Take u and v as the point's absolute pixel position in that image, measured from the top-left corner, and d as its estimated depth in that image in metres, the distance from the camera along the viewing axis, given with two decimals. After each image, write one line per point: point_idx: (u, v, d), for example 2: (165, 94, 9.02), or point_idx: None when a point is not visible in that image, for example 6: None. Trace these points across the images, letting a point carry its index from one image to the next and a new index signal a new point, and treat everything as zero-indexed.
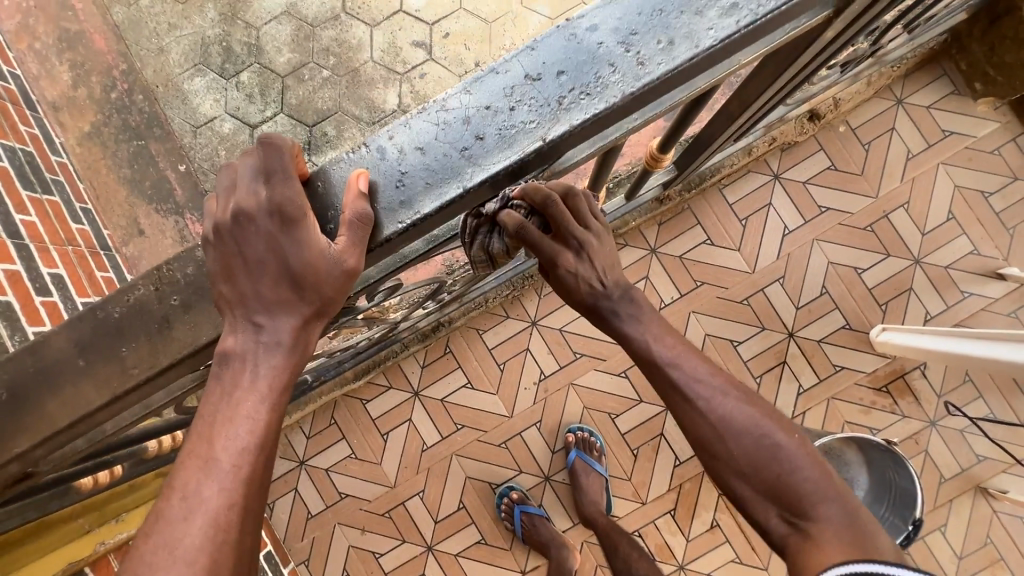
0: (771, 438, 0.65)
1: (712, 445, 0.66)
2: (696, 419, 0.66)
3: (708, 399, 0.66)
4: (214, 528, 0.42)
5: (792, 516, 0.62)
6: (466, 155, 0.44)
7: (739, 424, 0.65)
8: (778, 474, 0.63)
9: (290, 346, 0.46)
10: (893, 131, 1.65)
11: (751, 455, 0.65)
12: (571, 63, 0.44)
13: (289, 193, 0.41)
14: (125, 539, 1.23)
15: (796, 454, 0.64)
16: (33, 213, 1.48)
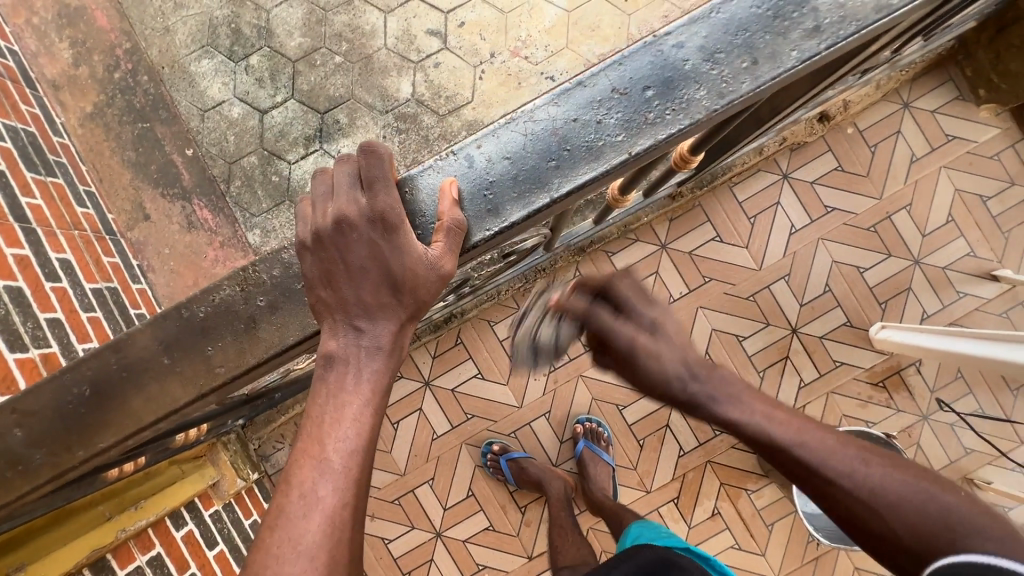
0: (942, 504, 0.55)
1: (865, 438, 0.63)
2: None
3: (850, 469, 0.58)
4: (331, 527, 0.45)
5: None
6: (553, 166, 0.45)
7: (884, 483, 0.57)
8: (946, 548, 0.53)
9: (390, 351, 0.47)
10: (899, 134, 1.69)
11: (905, 521, 0.56)
12: (657, 79, 0.45)
13: (390, 200, 0.44)
14: (144, 526, 1.23)
15: None
16: (38, 196, 1.45)
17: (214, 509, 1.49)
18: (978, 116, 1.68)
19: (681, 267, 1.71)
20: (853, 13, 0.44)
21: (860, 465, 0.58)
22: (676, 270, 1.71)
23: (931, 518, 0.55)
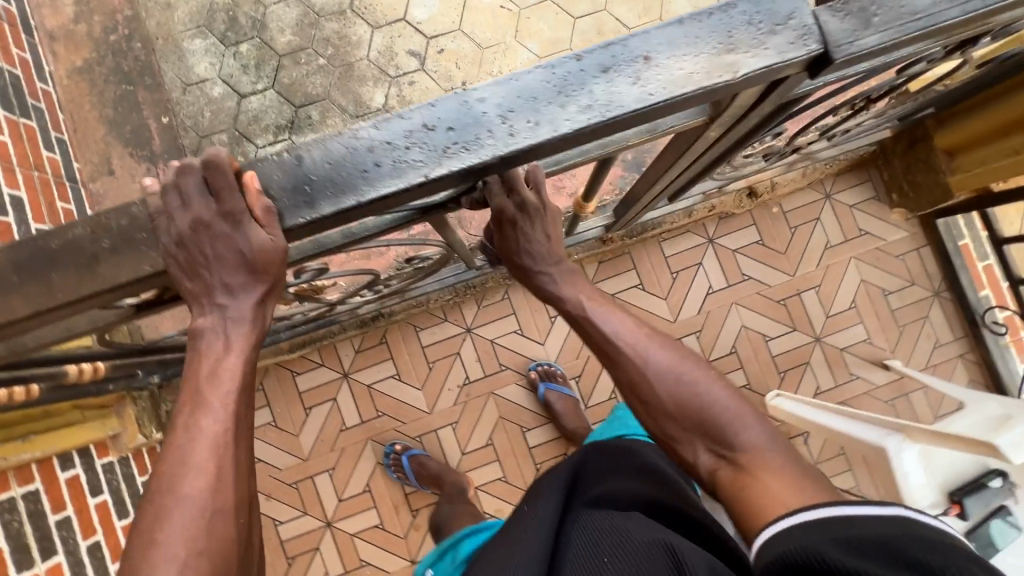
0: (706, 387, 0.77)
1: (640, 386, 0.79)
2: (630, 367, 0.80)
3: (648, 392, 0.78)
4: (216, 445, 0.65)
5: (717, 447, 0.74)
6: (363, 176, 0.55)
7: (672, 375, 0.78)
8: (708, 418, 0.75)
9: (251, 319, 0.69)
10: (818, 222, 1.84)
11: (678, 400, 0.77)
12: (459, 122, 0.55)
13: (237, 203, 0.59)
14: (27, 459, 1.29)
15: (715, 389, 0.77)
16: (6, 133, 1.55)
17: (109, 459, 1.54)
18: (890, 218, 1.84)
19: None
20: (619, 100, 0.56)
21: (662, 359, 0.79)
22: None
23: (699, 400, 0.76)
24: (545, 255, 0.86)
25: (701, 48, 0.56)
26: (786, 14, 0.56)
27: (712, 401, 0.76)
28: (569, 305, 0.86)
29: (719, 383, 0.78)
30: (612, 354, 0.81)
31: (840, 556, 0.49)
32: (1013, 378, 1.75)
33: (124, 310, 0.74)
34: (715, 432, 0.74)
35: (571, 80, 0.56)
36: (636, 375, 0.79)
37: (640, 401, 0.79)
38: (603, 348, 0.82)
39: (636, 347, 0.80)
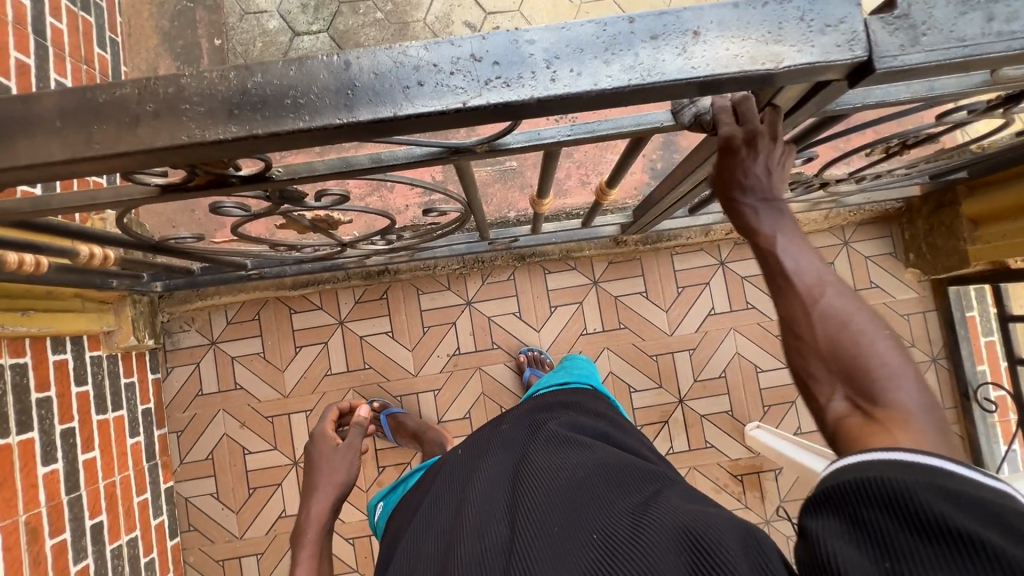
0: (884, 342, 0.64)
1: (797, 325, 0.67)
2: (791, 299, 0.68)
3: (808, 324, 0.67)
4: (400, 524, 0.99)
5: (860, 399, 0.62)
6: (405, 92, 0.58)
7: (841, 321, 0.65)
8: (869, 373, 0.62)
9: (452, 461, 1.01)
10: (831, 266, 1.85)
11: (837, 343, 0.65)
12: (505, 59, 0.57)
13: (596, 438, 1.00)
14: (21, 332, 1.30)
15: (881, 344, 0.64)
16: (64, 22, 1.62)
17: (99, 354, 1.58)
18: (903, 276, 1.84)
19: (603, 307, 1.84)
20: (662, 68, 0.58)
21: (837, 303, 0.66)
22: (599, 309, 1.84)
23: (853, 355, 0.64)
24: (759, 188, 0.73)
25: (751, 34, 0.58)
26: (839, 17, 0.57)
27: (879, 360, 0.63)
28: (757, 234, 0.72)
29: (888, 340, 0.64)
30: (781, 283, 0.69)
31: (933, 500, 0.45)
32: (994, 457, 1.75)
33: (150, 189, 0.77)
34: (863, 378, 0.63)
35: (619, 41, 0.58)
36: (797, 309, 0.68)
37: (797, 341, 0.68)
38: (774, 280, 0.71)
39: (810, 283, 0.68)
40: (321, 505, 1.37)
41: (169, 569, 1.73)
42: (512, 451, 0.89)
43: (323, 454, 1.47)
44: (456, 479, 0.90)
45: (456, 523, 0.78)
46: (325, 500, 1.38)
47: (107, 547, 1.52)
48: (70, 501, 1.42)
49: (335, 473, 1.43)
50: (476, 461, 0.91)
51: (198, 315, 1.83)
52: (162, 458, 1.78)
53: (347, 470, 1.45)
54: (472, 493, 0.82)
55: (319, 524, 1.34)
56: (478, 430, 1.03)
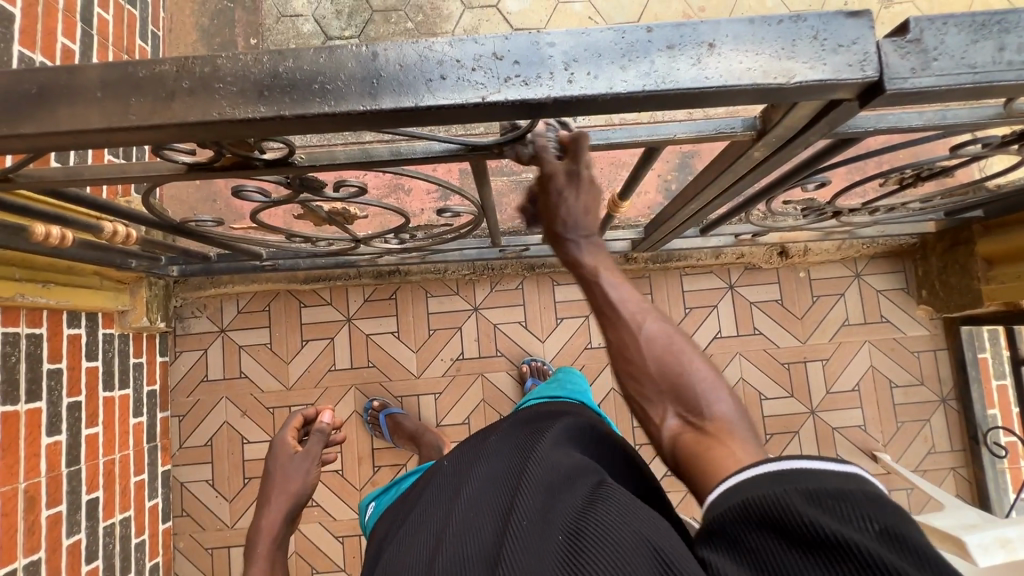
0: (691, 357, 0.83)
1: (628, 352, 0.84)
2: (624, 333, 0.84)
3: (636, 351, 0.84)
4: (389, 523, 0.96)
5: (686, 413, 0.79)
6: (427, 84, 0.60)
7: (659, 344, 0.83)
8: (685, 386, 0.81)
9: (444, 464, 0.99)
10: (842, 297, 1.84)
11: (663, 365, 0.83)
12: (525, 59, 0.60)
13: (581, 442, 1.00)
14: (39, 303, 1.34)
15: (700, 371, 0.82)
16: (111, 14, 1.71)
17: (112, 332, 1.62)
18: (914, 312, 1.83)
19: None
20: (677, 76, 0.60)
21: (650, 331, 0.84)
22: None
23: (668, 373, 0.82)
24: (580, 226, 0.82)
25: (764, 49, 0.59)
26: (852, 39, 0.59)
27: (696, 379, 0.81)
28: (584, 267, 0.85)
29: (702, 362, 0.84)
30: (612, 318, 0.85)
31: (799, 506, 0.48)
32: (1001, 503, 1.71)
33: (178, 167, 0.80)
34: (689, 398, 0.80)
35: (636, 48, 0.60)
36: (627, 339, 0.84)
37: (633, 366, 0.84)
38: (605, 310, 0.86)
39: (634, 313, 0.84)
40: (272, 517, 1.27)
41: (159, 552, 1.74)
42: (493, 458, 0.87)
43: (279, 465, 1.34)
44: (442, 490, 0.86)
45: (440, 532, 0.74)
46: (277, 512, 1.28)
47: (101, 524, 1.54)
48: (69, 474, 1.44)
49: (289, 483, 1.31)
50: (466, 469, 0.89)
51: (210, 302, 1.87)
52: (162, 441, 1.80)
53: (304, 478, 1.32)
54: (455, 503, 0.79)
55: (270, 533, 1.25)
56: (462, 445, 1.01)
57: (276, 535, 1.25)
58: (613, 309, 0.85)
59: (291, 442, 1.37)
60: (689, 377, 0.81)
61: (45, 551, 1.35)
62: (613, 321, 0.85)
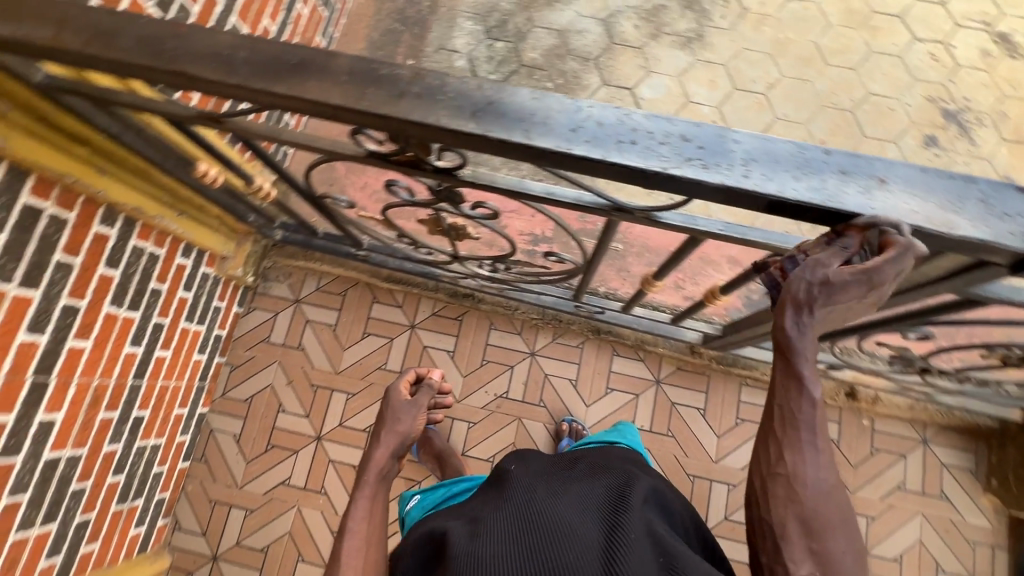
0: (850, 523, 0.70)
1: (799, 476, 0.70)
2: (801, 448, 0.70)
3: (805, 476, 0.70)
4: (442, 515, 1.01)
5: None
6: (618, 144, 0.68)
7: (829, 495, 0.70)
8: (835, 559, 0.69)
9: (521, 458, 1.10)
10: (903, 458, 1.75)
11: (824, 510, 0.69)
12: (709, 147, 0.67)
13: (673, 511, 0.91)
14: (170, 230, 1.50)
15: (848, 545, 0.69)
16: (307, 10, 1.97)
17: (210, 271, 1.74)
18: (978, 499, 1.71)
19: (657, 407, 1.83)
20: (844, 199, 0.65)
21: (825, 478, 0.70)
22: (652, 407, 1.83)
23: (820, 540, 0.69)
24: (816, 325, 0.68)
25: (931, 197, 0.64)
26: (1017, 211, 0.63)
27: (846, 561, 0.69)
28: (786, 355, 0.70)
29: (855, 540, 0.70)
30: (790, 435, 0.71)
31: None
32: None
33: (360, 150, 0.91)
34: (832, 574, 0.68)
35: (811, 164, 0.66)
36: (792, 453, 0.70)
37: (783, 502, 0.70)
38: (785, 414, 0.71)
39: (814, 444, 0.70)
40: (382, 452, 1.22)
41: (169, 488, 1.78)
42: (583, 478, 0.96)
43: (392, 408, 1.34)
44: (515, 484, 0.97)
45: (537, 522, 0.84)
46: (388, 446, 1.24)
47: (136, 442, 1.58)
48: (132, 386, 1.51)
49: (398, 424, 1.30)
50: (555, 475, 0.99)
51: (295, 272, 1.99)
52: (209, 383, 1.88)
53: (413, 422, 1.32)
54: (536, 502, 0.89)
55: (381, 467, 1.19)
56: (530, 454, 1.11)
57: (384, 471, 1.19)
58: (793, 427, 0.70)
59: (403, 390, 1.40)
60: (842, 545, 0.69)
61: (87, 450, 1.40)
62: (789, 436, 0.71)
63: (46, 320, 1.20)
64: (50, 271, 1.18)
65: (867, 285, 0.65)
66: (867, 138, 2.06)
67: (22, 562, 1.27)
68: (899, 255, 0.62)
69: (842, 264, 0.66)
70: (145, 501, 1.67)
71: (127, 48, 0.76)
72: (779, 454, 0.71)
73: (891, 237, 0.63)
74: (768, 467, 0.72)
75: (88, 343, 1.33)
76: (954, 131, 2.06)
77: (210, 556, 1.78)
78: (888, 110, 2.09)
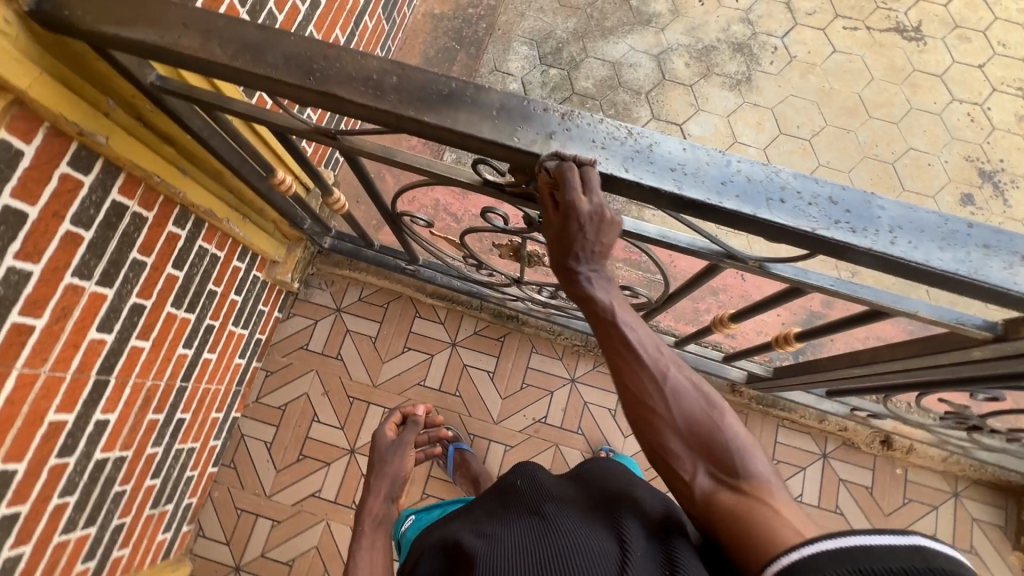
0: (703, 394, 0.81)
1: (649, 399, 0.80)
2: (638, 371, 0.80)
3: (653, 385, 0.80)
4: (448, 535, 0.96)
5: (722, 472, 0.77)
6: (768, 202, 0.69)
7: (683, 389, 0.81)
8: (714, 438, 0.79)
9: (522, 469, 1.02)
10: (934, 510, 1.77)
11: (690, 416, 0.80)
12: (856, 211, 0.69)
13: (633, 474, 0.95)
14: (232, 233, 1.48)
15: (726, 426, 0.80)
16: (372, 23, 1.99)
17: (259, 275, 1.73)
18: (1006, 556, 1.73)
19: None
20: (988, 273, 0.67)
21: (671, 378, 0.81)
22: None
23: (694, 431, 0.79)
24: (589, 259, 0.78)
25: None
26: None
27: (729, 437, 0.79)
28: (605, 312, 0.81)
29: (730, 415, 0.81)
30: (627, 364, 0.81)
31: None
32: None
33: (475, 178, 0.92)
34: (718, 452, 0.78)
35: (956, 236, 0.68)
36: (644, 385, 0.80)
37: (654, 423, 0.80)
38: (619, 354, 0.82)
39: (646, 356, 0.81)
40: (374, 497, 1.33)
41: (197, 494, 1.74)
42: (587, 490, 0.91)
43: (380, 453, 1.47)
44: (514, 504, 0.92)
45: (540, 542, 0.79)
46: (380, 490, 1.36)
47: (175, 445, 1.54)
48: (178, 388, 1.48)
49: (387, 468, 1.42)
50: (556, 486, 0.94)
51: (338, 280, 1.98)
52: (244, 388, 1.85)
53: (401, 463, 1.44)
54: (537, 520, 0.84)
55: (375, 510, 1.30)
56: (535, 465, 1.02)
57: (380, 515, 1.30)
58: (624, 353, 0.81)
59: (389, 431, 1.51)
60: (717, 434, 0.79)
61: (131, 452, 1.36)
62: (621, 360, 0.81)
63: (115, 319, 1.18)
64: (125, 270, 1.16)
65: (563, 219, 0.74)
66: (905, 191, 2.12)
67: (61, 566, 1.23)
68: (577, 182, 0.70)
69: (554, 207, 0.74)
70: (174, 506, 1.63)
71: (273, 64, 0.76)
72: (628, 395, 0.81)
73: (557, 163, 0.70)
74: (625, 395, 0.82)
75: (147, 343, 1.30)
76: (989, 190, 2.12)
77: (233, 567, 1.73)
78: (927, 165, 2.15)
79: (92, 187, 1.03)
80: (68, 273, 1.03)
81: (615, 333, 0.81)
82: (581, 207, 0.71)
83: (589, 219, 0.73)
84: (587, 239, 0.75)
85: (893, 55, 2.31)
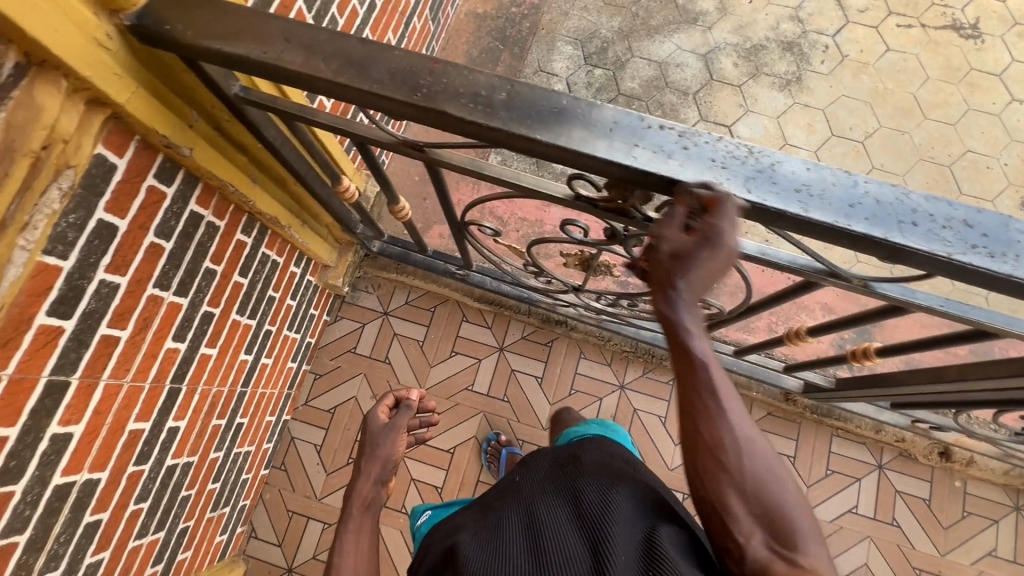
0: (778, 462, 0.73)
1: (720, 449, 0.72)
2: (718, 419, 0.72)
3: (735, 443, 0.72)
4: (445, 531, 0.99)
5: (778, 544, 0.68)
6: (899, 225, 0.67)
7: (760, 454, 0.72)
8: (775, 504, 0.70)
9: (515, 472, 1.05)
10: (994, 523, 1.73)
11: (757, 474, 0.71)
12: (994, 235, 0.66)
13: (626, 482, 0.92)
14: (291, 239, 1.48)
15: (792, 498, 0.71)
16: (420, 23, 1.97)
17: (312, 280, 1.73)
18: None
19: None
20: None
21: (747, 436, 0.72)
22: None
23: (757, 493, 0.71)
24: (694, 284, 0.72)
25: None
26: None
27: (794, 513, 0.70)
28: (685, 343, 0.74)
29: (796, 489, 0.72)
30: (705, 409, 0.73)
31: None
32: None
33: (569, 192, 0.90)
34: (782, 526, 0.69)
35: None
36: (720, 435, 0.72)
37: (714, 473, 0.71)
38: (694, 393, 0.74)
39: (729, 408, 0.73)
40: (363, 481, 1.12)
41: (250, 496, 1.75)
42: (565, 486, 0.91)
43: (370, 435, 1.22)
44: (497, 506, 0.94)
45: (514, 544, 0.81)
46: (369, 476, 1.13)
47: (234, 449, 1.56)
48: (238, 394, 1.49)
49: (377, 452, 1.17)
50: (536, 485, 0.95)
51: (384, 284, 1.97)
52: (294, 391, 1.86)
53: (395, 447, 1.19)
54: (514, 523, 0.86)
55: (364, 498, 1.08)
56: (530, 465, 1.05)
57: (368, 502, 1.08)
58: (699, 394, 0.73)
59: (382, 411, 1.25)
60: (775, 483, 0.71)
61: (197, 458, 1.38)
62: (700, 404, 0.73)
63: (188, 327, 1.18)
64: (199, 279, 1.17)
65: (710, 247, 0.69)
66: (963, 195, 2.06)
67: (134, 571, 1.25)
68: (719, 210, 0.67)
69: (684, 233, 0.71)
70: (230, 509, 1.64)
71: (379, 79, 0.75)
72: (694, 439, 0.73)
73: (709, 192, 0.68)
74: (690, 441, 0.74)
75: (214, 351, 1.30)
76: None
77: (285, 568, 1.75)
78: (985, 168, 2.09)
79: (174, 199, 1.03)
80: (150, 284, 1.03)
81: (702, 376, 0.74)
82: (706, 227, 0.68)
83: (710, 243, 0.69)
84: (701, 265, 0.71)
85: (949, 53, 2.24)
